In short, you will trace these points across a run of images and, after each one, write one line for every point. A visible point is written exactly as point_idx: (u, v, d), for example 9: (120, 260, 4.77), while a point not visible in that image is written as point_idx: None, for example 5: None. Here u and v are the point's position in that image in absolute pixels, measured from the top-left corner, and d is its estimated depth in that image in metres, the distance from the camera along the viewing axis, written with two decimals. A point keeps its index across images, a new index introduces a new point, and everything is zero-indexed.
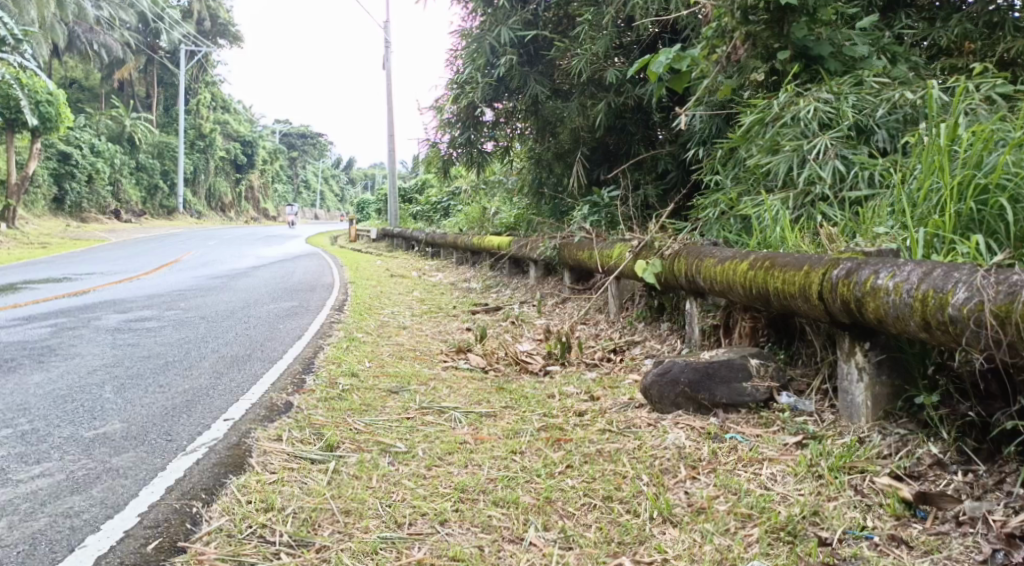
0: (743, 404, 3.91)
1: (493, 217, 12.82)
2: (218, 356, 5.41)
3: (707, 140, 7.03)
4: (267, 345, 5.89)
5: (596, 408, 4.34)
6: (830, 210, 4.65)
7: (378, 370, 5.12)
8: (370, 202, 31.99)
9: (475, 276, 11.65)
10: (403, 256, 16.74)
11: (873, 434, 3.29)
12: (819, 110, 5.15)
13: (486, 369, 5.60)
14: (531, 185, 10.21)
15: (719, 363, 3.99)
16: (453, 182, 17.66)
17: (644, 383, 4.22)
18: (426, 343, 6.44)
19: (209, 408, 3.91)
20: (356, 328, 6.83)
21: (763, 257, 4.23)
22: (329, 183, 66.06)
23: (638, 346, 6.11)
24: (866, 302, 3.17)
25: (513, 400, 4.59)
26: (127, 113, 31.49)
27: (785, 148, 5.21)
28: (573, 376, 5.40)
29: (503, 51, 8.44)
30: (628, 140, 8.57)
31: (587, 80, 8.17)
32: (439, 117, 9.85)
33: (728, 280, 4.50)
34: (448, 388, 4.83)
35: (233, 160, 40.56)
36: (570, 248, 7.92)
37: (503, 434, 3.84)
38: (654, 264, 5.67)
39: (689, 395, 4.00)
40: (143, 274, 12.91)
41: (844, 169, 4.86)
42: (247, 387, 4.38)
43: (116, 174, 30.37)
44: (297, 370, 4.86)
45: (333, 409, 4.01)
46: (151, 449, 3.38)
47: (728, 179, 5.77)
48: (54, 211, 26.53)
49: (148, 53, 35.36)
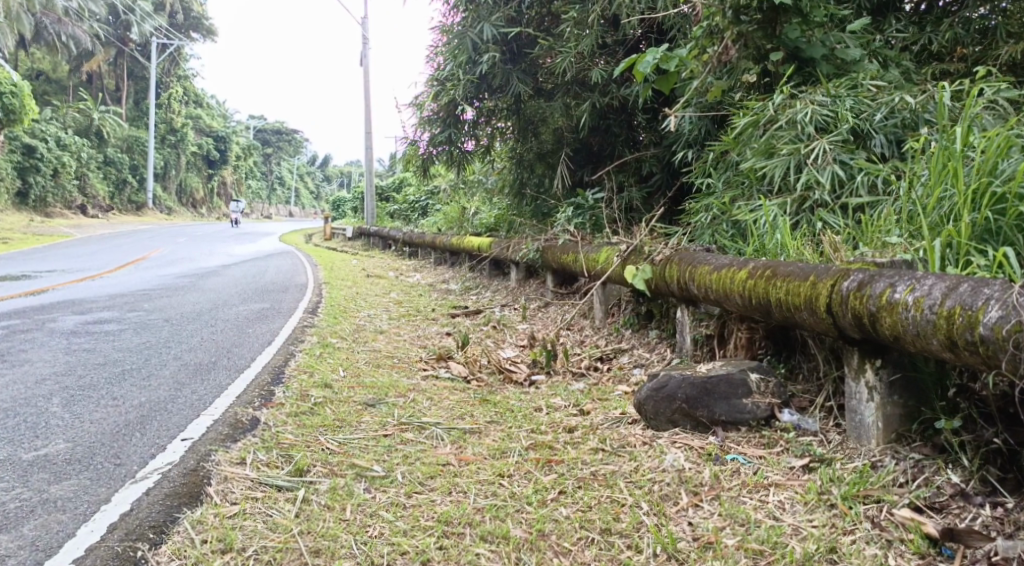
0: (743, 421, 3.70)
1: (473, 217, 12.58)
2: (180, 364, 5.10)
3: (696, 142, 6.81)
4: (233, 352, 5.59)
5: (586, 424, 4.11)
6: (831, 218, 4.44)
7: (354, 380, 4.84)
8: (345, 200, 31.62)
9: (454, 277, 11.40)
10: (380, 255, 16.40)
11: (885, 459, 3.08)
12: (817, 113, 4.92)
13: (468, 379, 5.35)
14: (512, 186, 9.97)
15: (717, 379, 3.77)
16: (430, 181, 17.35)
17: (637, 397, 3.99)
18: (405, 350, 6.18)
19: (164, 426, 3.61)
20: (331, 334, 6.54)
21: (764, 266, 4.00)
22: (305, 180, 65.48)
23: (626, 354, 5.89)
24: (881, 317, 2.96)
25: (497, 414, 4.35)
26: (95, 107, 30.79)
27: (781, 152, 4.96)
28: (559, 386, 5.18)
29: (486, 48, 8.19)
30: (612, 142, 8.35)
31: (571, 79, 7.92)
32: (418, 115, 9.55)
33: (725, 289, 4.27)
34: (429, 400, 4.57)
35: (206, 156, 39.95)
36: (553, 251, 7.69)
37: (489, 454, 3.60)
38: (644, 269, 5.43)
39: (686, 411, 3.78)
40: (107, 272, 12.52)
41: (843, 175, 4.65)
42: (211, 400, 4.09)
43: (84, 169, 29.72)
44: (266, 381, 4.58)
45: (304, 426, 3.73)
46: (96, 477, 3.08)
47: (721, 183, 5.54)
48: (18, 206, 25.87)
49: (119, 46, 34.66)
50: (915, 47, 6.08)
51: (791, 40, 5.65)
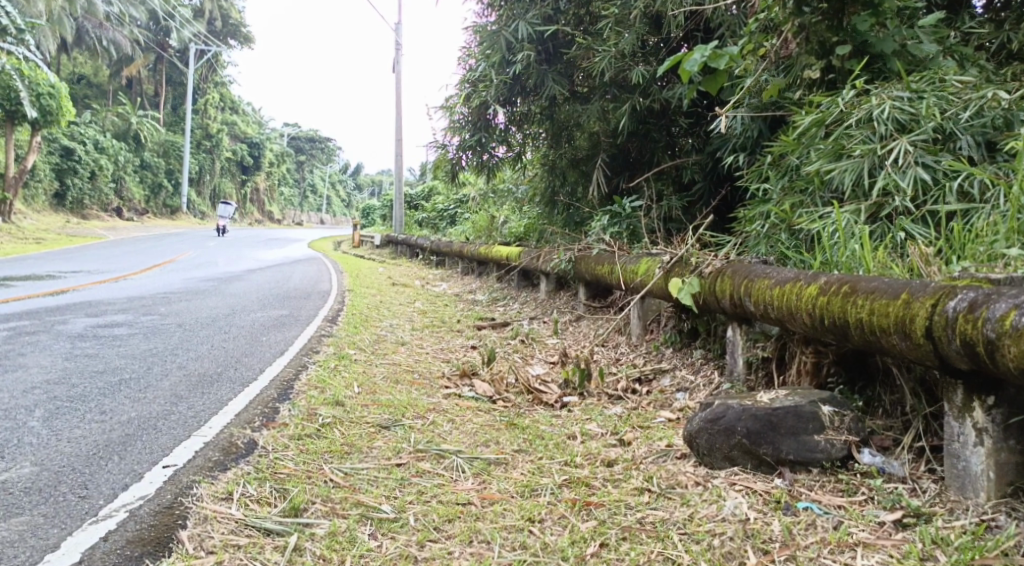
0: (815, 462, 3.18)
1: (502, 226, 12.11)
2: (183, 374, 4.65)
3: (749, 145, 6.27)
4: (242, 362, 5.13)
5: (627, 457, 3.60)
6: (915, 227, 3.94)
7: (368, 398, 4.37)
8: (376, 208, 31.28)
9: (481, 288, 10.92)
10: (407, 265, 15.95)
11: (999, 517, 2.68)
12: (895, 110, 4.40)
13: (494, 399, 4.85)
14: (544, 195, 9.48)
15: (784, 411, 3.24)
16: (460, 190, 16.88)
17: (688, 429, 3.48)
18: (427, 363, 5.70)
19: (147, 447, 3.12)
20: (348, 344, 6.07)
21: (837, 280, 3.50)
22: (336, 188, 65.50)
23: (667, 376, 5.37)
24: (1003, 346, 2.54)
25: (525, 442, 3.83)
26: (133, 111, 30.81)
27: (852, 153, 4.46)
28: (594, 410, 4.68)
29: (520, 47, 7.75)
30: (650, 148, 7.78)
31: (609, 81, 7.39)
32: (449, 118, 9.09)
33: (790, 307, 3.76)
34: (450, 423, 4.09)
35: (239, 162, 39.93)
36: (587, 262, 7.20)
37: (517, 492, 3.09)
38: (691, 283, 4.90)
39: (747, 448, 3.26)
40: (132, 274, 12.20)
41: (929, 178, 4.15)
42: (206, 418, 3.61)
43: (121, 172, 29.71)
44: (270, 397, 4.09)
45: (307, 451, 3.25)
46: (52, 513, 2.62)
47: (777, 190, 5.02)
48: (55, 207, 25.86)
49: (158, 51, 34.76)
50: (990, 46, 5.46)
51: (858, 34, 5.07)
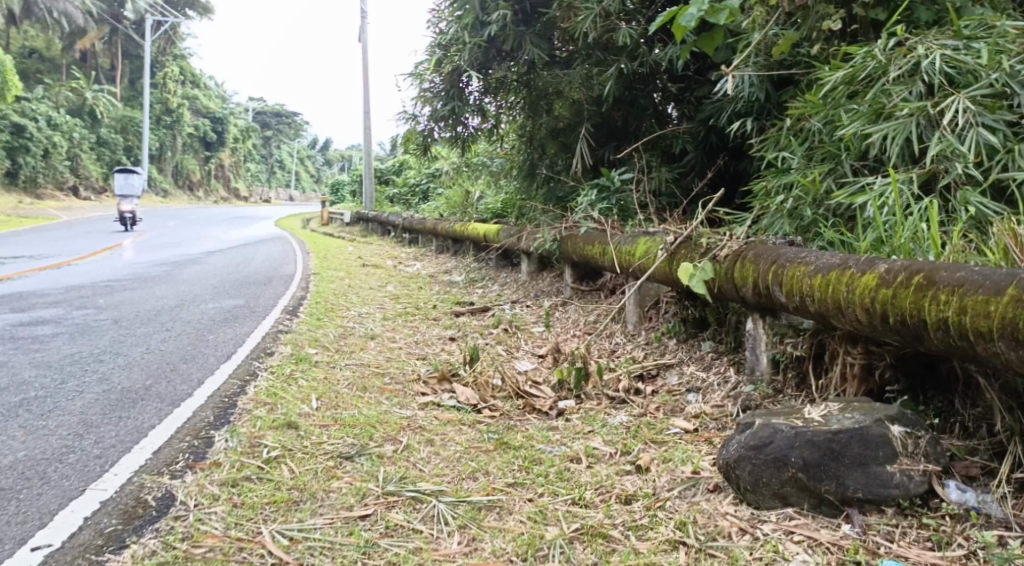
0: (889, 501, 2.54)
1: (477, 202, 11.43)
2: (102, 391, 3.89)
3: (755, 108, 5.57)
4: (177, 371, 4.38)
5: (648, 491, 2.92)
6: (985, 202, 3.33)
7: (328, 416, 3.64)
8: (345, 184, 30.48)
9: (457, 268, 10.24)
10: (378, 243, 15.18)
11: None
12: (945, 62, 3.73)
13: (479, 408, 4.15)
14: (521, 168, 8.77)
15: (848, 436, 2.58)
16: (432, 164, 16.03)
17: (723, 456, 2.80)
18: (400, 362, 4.99)
19: (20, 515, 2.51)
20: (309, 342, 5.31)
21: (900, 266, 2.86)
22: (305, 164, 64.17)
23: (673, 372, 4.70)
24: None
25: (519, 472, 3.12)
26: (88, 87, 29.44)
27: (894, 113, 3.80)
28: (596, 418, 4.01)
29: (495, 5, 6.86)
30: (638, 116, 7.07)
31: (592, 43, 6.66)
32: (418, 87, 8.25)
33: (837, 300, 3.08)
34: (428, 446, 3.39)
35: (202, 137, 38.67)
36: (574, 241, 6.51)
37: (516, 555, 2.45)
38: (705, 269, 4.18)
39: (803, 485, 2.60)
40: (78, 259, 11.25)
41: (994, 141, 3.50)
42: (114, 457, 2.93)
43: (77, 148, 28.37)
44: (205, 421, 3.37)
45: (242, 506, 2.59)
46: None
47: (799, 158, 4.35)
48: (7, 186, 24.64)
49: (113, 23, 33.20)
50: None
51: None
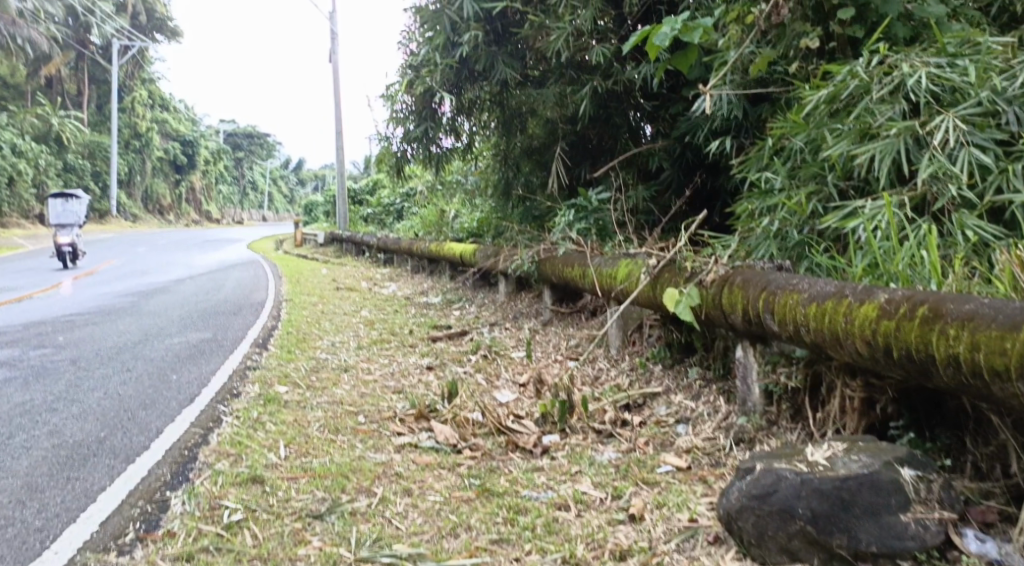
0: (905, 553, 2.33)
1: (453, 221, 11.23)
2: (52, 446, 3.63)
3: (733, 126, 5.41)
4: (135, 420, 4.13)
5: (643, 544, 2.72)
6: (981, 225, 3.20)
7: (296, 466, 3.40)
8: (318, 203, 30.19)
9: (433, 289, 10.02)
10: (353, 264, 14.93)
11: None
12: (931, 80, 3.59)
13: (459, 448, 3.93)
14: (497, 187, 8.58)
15: (858, 482, 2.40)
16: (407, 183, 15.83)
17: (726, 505, 2.64)
18: (374, 397, 4.75)
19: None
20: (278, 379, 5.07)
21: (903, 297, 2.68)
22: (278, 183, 63.64)
23: (660, 401, 4.49)
24: None
25: (503, 526, 2.90)
26: (53, 112, 28.92)
27: (881, 133, 3.65)
28: (583, 455, 3.80)
29: (466, 26, 6.66)
30: (613, 134, 6.91)
31: (565, 62, 6.50)
32: (389, 108, 8.04)
33: (835, 332, 2.89)
34: (404, 496, 3.16)
35: (172, 160, 38.18)
36: (552, 263, 6.32)
37: None
38: (691, 294, 3.97)
39: (811, 538, 2.42)
40: (41, 291, 10.89)
41: (987, 160, 3.36)
42: (56, 529, 2.73)
43: (43, 175, 27.80)
44: (161, 480, 3.15)
45: None
46: None
47: (784, 178, 4.19)
48: None
49: (78, 48, 32.68)
50: None
51: None
